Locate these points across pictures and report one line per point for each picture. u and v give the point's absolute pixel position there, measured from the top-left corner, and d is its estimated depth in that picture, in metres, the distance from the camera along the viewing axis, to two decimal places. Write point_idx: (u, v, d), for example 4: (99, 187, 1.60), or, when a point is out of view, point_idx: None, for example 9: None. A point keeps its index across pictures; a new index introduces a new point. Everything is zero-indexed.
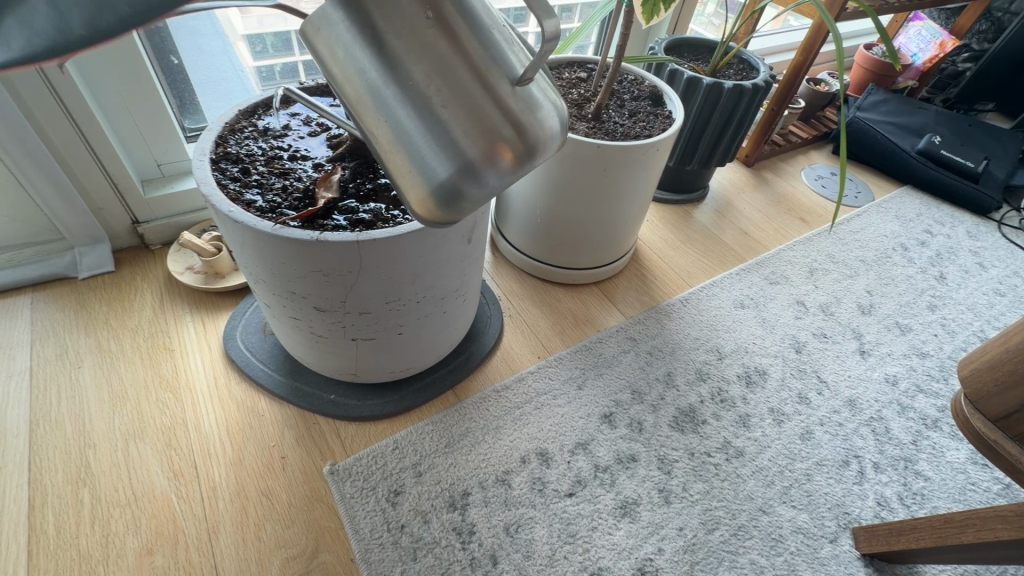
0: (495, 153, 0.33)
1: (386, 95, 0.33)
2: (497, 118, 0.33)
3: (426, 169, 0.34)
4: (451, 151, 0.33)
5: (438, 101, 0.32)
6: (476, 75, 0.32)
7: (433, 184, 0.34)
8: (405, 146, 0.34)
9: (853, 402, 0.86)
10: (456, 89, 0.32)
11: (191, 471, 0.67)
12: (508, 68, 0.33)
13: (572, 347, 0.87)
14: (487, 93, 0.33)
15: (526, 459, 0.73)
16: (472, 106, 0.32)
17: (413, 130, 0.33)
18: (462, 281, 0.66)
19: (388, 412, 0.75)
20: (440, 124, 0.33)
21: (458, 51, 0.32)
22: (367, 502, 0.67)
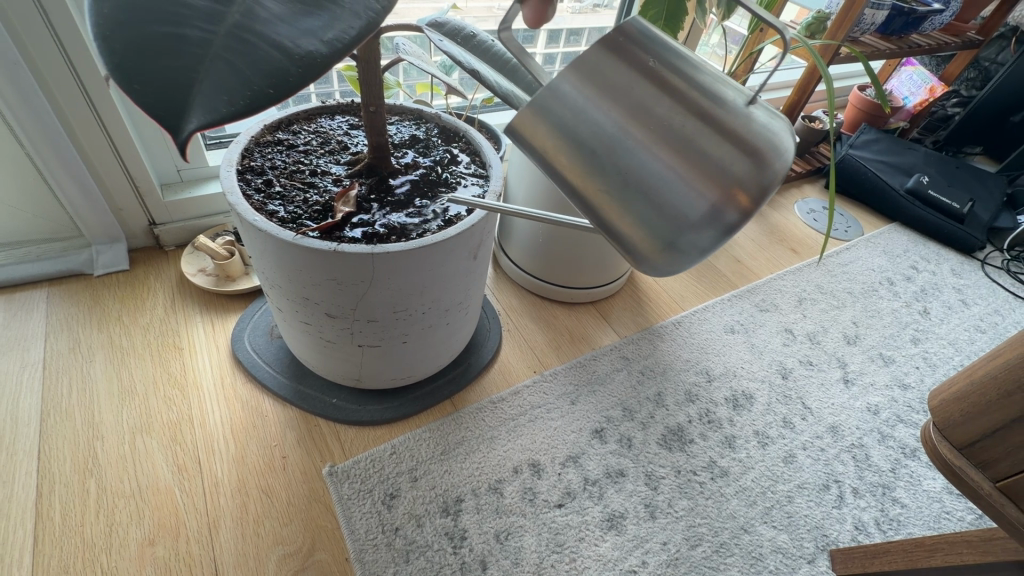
0: (734, 198, 0.32)
1: (614, 152, 0.33)
2: (730, 161, 0.31)
3: (671, 217, 0.33)
4: (690, 198, 0.32)
5: (668, 153, 0.32)
6: (698, 116, 0.32)
7: (677, 230, 0.33)
8: (644, 195, 0.33)
9: (835, 429, 0.89)
10: (687, 132, 0.32)
11: (195, 466, 0.70)
12: (733, 101, 0.32)
13: (567, 363, 0.91)
14: (716, 136, 0.32)
15: (518, 469, 0.75)
16: (701, 154, 0.32)
17: (650, 183, 0.33)
18: (467, 294, 0.70)
19: (386, 418, 0.77)
20: (679, 173, 0.32)
21: (680, 99, 0.32)
22: (363, 503, 0.69)
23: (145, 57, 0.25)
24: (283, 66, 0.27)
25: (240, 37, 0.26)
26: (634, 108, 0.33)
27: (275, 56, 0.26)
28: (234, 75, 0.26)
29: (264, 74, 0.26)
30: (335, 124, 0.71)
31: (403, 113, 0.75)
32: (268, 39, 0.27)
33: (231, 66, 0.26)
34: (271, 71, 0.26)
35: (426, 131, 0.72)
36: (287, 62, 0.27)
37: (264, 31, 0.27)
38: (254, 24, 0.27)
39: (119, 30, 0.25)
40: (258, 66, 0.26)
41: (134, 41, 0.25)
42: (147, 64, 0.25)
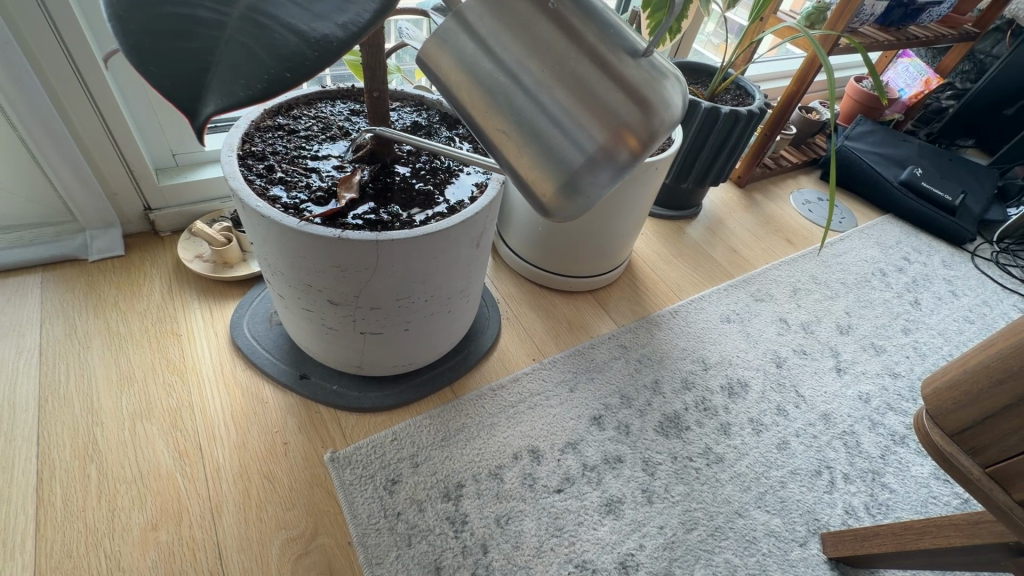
0: (622, 142, 0.30)
1: (507, 89, 0.31)
2: (620, 104, 0.30)
3: (557, 160, 0.31)
4: (578, 140, 0.30)
5: (559, 91, 0.30)
6: (592, 55, 0.30)
7: (563, 176, 0.31)
8: (531, 136, 0.31)
9: (827, 416, 0.91)
10: (580, 71, 0.30)
11: (196, 452, 0.70)
12: (631, 44, 0.30)
13: (566, 351, 0.91)
14: (607, 76, 0.30)
15: (518, 455, 0.76)
16: (592, 95, 0.30)
17: (539, 122, 0.31)
18: (468, 283, 0.70)
19: (388, 404, 0.78)
20: (568, 113, 0.30)
21: (576, 35, 0.30)
22: (365, 489, 0.69)
23: (159, 41, 0.25)
24: (298, 50, 0.26)
25: (253, 20, 0.26)
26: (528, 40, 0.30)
27: (291, 39, 0.26)
28: (249, 59, 0.25)
29: (279, 58, 0.26)
30: (336, 109, 0.70)
31: (404, 99, 0.74)
32: (283, 23, 0.26)
33: (246, 49, 0.25)
34: (286, 55, 0.26)
35: (427, 118, 0.72)
36: (303, 45, 0.26)
37: (278, 13, 0.26)
38: (267, 6, 0.26)
39: (133, 13, 0.25)
40: (273, 49, 0.26)
41: (148, 25, 0.25)
42: (162, 47, 0.25)
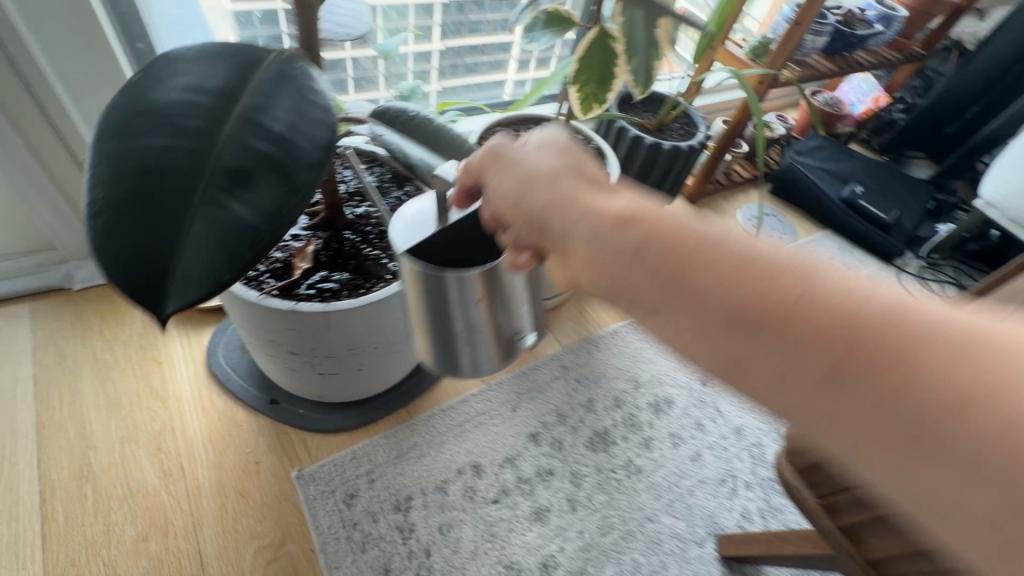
0: (478, 369, 0.50)
1: (435, 323, 0.47)
2: (489, 357, 0.49)
3: (441, 361, 0.50)
4: (457, 363, 0.50)
5: (463, 337, 0.47)
6: (492, 330, 0.47)
7: (439, 366, 0.51)
8: (434, 344, 0.49)
9: (739, 430, 1.04)
10: (482, 335, 0.47)
11: (179, 470, 0.81)
12: (517, 331, 0.48)
13: (512, 373, 1.03)
14: (495, 341, 0.48)
15: (461, 470, 0.88)
16: (478, 347, 0.48)
17: (442, 344, 0.48)
18: (415, 327, 0.79)
19: (349, 426, 0.89)
20: (461, 348, 0.48)
21: (494, 319, 0.46)
22: (326, 502, 0.81)
23: (137, 260, 0.35)
24: (235, 253, 0.36)
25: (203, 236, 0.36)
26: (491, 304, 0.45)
27: (229, 246, 0.36)
28: (199, 266, 0.35)
29: (221, 262, 0.36)
30: None
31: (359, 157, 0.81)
32: (223, 232, 0.36)
33: (198, 259, 0.35)
34: (226, 260, 0.36)
35: (380, 176, 0.79)
36: (239, 249, 0.36)
37: (221, 226, 0.36)
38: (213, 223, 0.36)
39: (119, 239, 0.35)
40: (217, 257, 0.36)
41: (129, 247, 0.35)
42: (138, 264, 0.35)
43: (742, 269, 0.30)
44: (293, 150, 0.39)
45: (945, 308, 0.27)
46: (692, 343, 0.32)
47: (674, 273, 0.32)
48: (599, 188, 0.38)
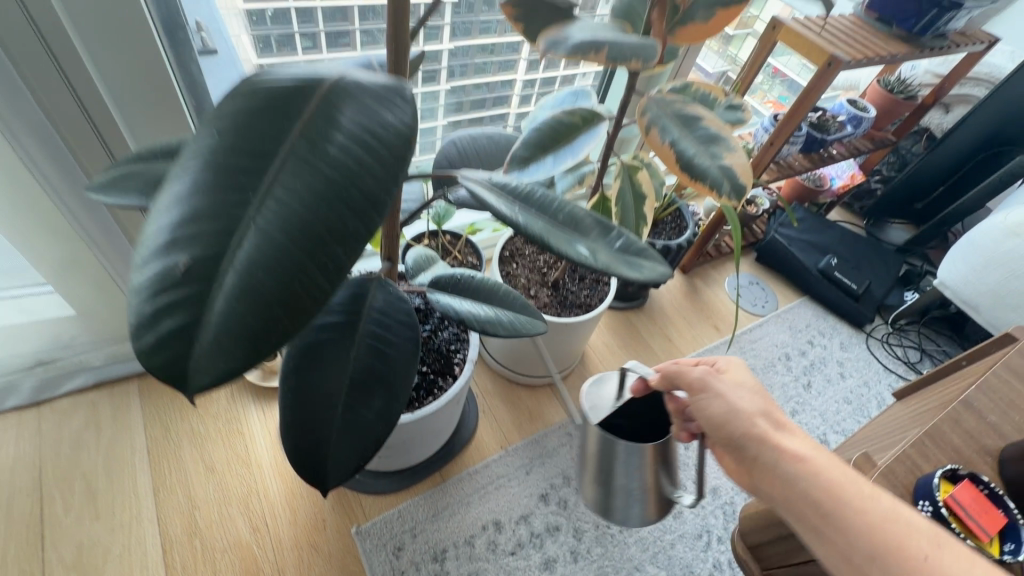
0: (648, 513, 0.75)
1: (612, 473, 0.73)
2: (651, 503, 0.73)
3: (617, 507, 0.75)
4: (631, 506, 0.74)
5: (633, 488, 0.72)
6: (653, 484, 0.71)
7: (616, 511, 0.76)
8: (612, 492, 0.74)
9: (715, 489, 1.24)
10: (647, 487, 0.71)
11: (264, 527, 1.02)
12: (672, 486, 0.72)
13: (526, 439, 1.23)
14: (656, 491, 0.72)
15: (486, 526, 1.09)
16: (641, 496, 0.72)
17: (618, 490, 0.73)
18: (448, 417, 1.02)
19: (394, 488, 1.10)
20: (629, 494, 0.73)
21: (651, 475, 0.70)
22: (379, 554, 1.02)
23: (310, 454, 0.56)
24: (366, 444, 0.58)
25: (346, 436, 0.57)
26: (639, 476, 0.70)
27: (362, 440, 0.58)
28: (346, 456, 0.57)
29: (358, 452, 0.57)
30: None
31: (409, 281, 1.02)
32: (357, 431, 0.58)
33: (344, 450, 0.57)
34: (361, 450, 0.58)
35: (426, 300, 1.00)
36: (368, 442, 0.58)
37: (355, 427, 0.58)
38: (351, 426, 0.58)
39: (296, 439, 0.56)
40: (355, 448, 0.57)
41: (303, 445, 0.56)
42: (310, 456, 0.56)
43: (875, 529, 0.53)
44: (393, 366, 0.62)
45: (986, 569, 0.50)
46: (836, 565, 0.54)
47: (836, 514, 0.54)
48: (781, 429, 0.62)
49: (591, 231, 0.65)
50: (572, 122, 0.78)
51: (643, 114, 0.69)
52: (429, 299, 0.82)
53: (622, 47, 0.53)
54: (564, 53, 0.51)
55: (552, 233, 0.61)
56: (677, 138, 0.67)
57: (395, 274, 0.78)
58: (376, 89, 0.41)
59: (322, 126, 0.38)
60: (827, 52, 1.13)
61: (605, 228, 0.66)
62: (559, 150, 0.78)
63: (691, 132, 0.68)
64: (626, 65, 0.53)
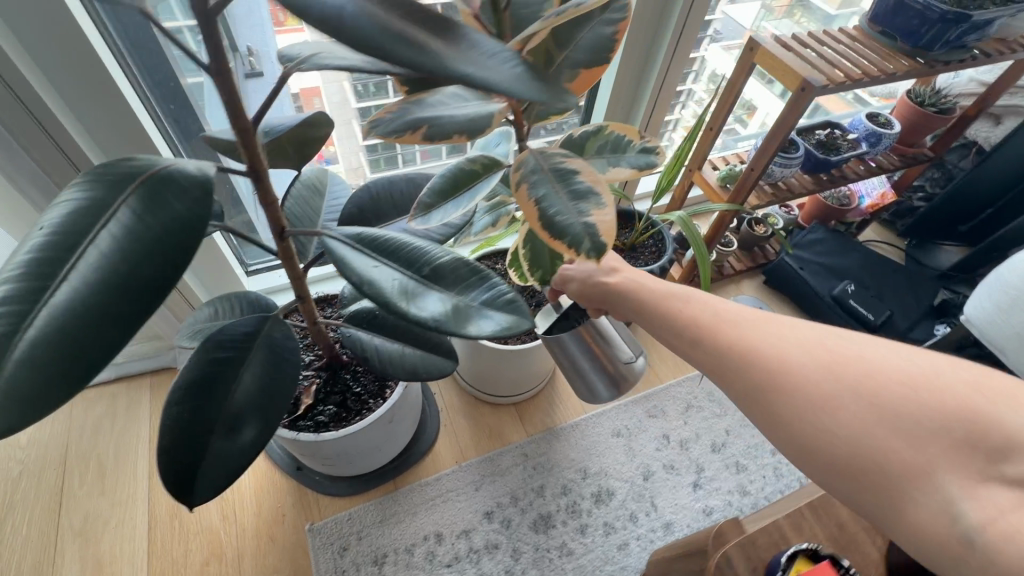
0: (619, 389, 0.91)
1: (574, 368, 0.90)
2: (618, 376, 0.89)
3: (594, 394, 0.92)
4: (603, 388, 0.91)
5: (595, 372, 0.89)
6: (605, 362, 0.88)
7: (596, 397, 0.93)
8: (584, 383, 0.92)
9: (669, 525, 1.22)
10: (602, 367, 0.89)
11: (233, 515, 1.16)
12: (625, 358, 0.88)
13: (481, 457, 1.28)
14: (611, 367, 0.89)
15: (427, 537, 1.16)
16: (604, 376, 0.89)
17: (587, 377, 0.90)
18: (390, 433, 1.09)
19: (348, 493, 1.20)
20: (596, 378, 0.90)
21: (601, 354, 0.88)
22: (326, 552, 1.12)
23: (184, 473, 0.63)
24: (236, 466, 0.66)
25: (217, 459, 0.65)
26: (594, 359, 0.88)
27: (234, 462, 0.66)
28: (216, 475, 0.64)
29: (228, 473, 0.65)
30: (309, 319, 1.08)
31: None
32: (229, 455, 0.65)
33: (215, 471, 0.64)
34: (231, 470, 0.65)
35: None
36: (238, 464, 0.66)
37: (228, 451, 0.66)
38: (224, 451, 0.65)
39: (172, 461, 0.63)
40: (226, 469, 0.65)
41: (177, 466, 0.63)
42: (183, 476, 0.63)
43: (728, 344, 0.61)
44: (274, 398, 0.71)
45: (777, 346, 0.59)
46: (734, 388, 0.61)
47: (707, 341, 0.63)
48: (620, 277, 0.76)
49: (460, 282, 0.69)
50: (474, 170, 0.83)
51: (518, 169, 0.72)
52: (348, 332, 0.90)
53: (446, 124, 0.66)
54: (386, 132, 0.62)
55: (414, 292, 0.66)
56: (547, 194, 0.69)
57: (312, 309, 0.87)
58: (187, 182, 0.50)
59: (131, 221, 0.46)
60: (800, 75, 1.07)
61: (477, 277, 0.70)
62: (459, 196, 0.82)
63: (564, 186, 0.70)
64: (449, 138, 0.65)
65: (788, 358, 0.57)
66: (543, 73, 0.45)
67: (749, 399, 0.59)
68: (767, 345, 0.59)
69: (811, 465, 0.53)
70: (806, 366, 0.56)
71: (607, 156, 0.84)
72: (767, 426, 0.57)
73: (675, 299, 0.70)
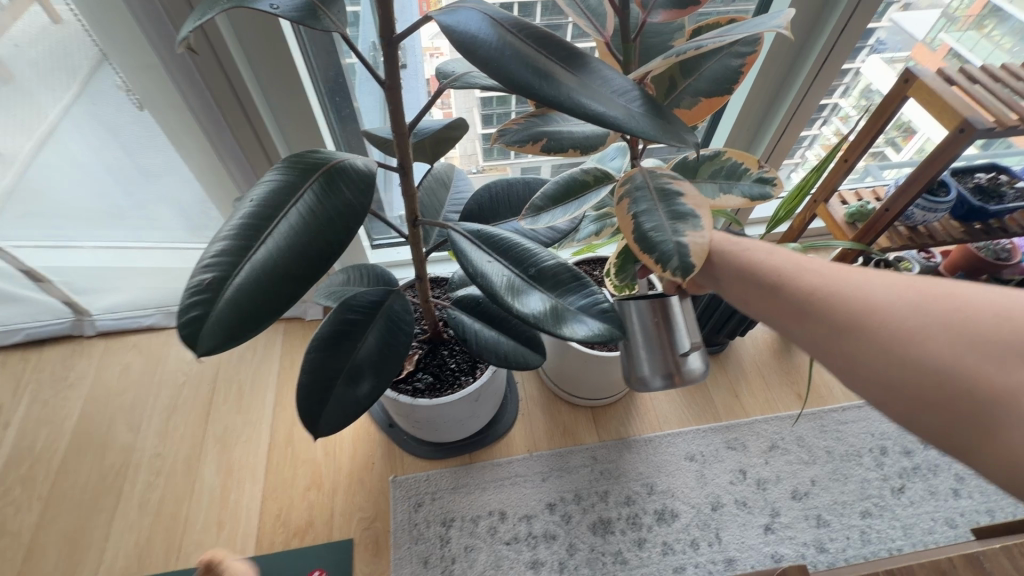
0: (671, 377, 0.91)
1: (633, 341, 0.91)
2: (674, 362, 0.90)
3: (643, 375, 0.92)
4: (656, 369, 0.91)
5: (651, 349, 0.90)
6: (665, 341, 0.90)
7: (642, 377, 0.92)
8: (637, 361, 0.92)
9: (731, 561, 1.19)
10: (660, 346, 0.90)
11: (333, 453, 1.34)
12: (683, 343, 0.90)
13: (552, 451, 1.34)
14: (669, 350, 0.90)
15: (491, 512, 1.25)
16: (661, 356, 0.90)
17: (643, 353, 0.91)
18: (474, 411, 1.19)
19: (429, 456, 1.32)
20: (650, 358, 0.91)
21: (661, 332, 0.90)
22: (404, 503, 1.26)
23: (314, 409, 0.77)
24: (351, 412, 0.78)
25: (338, 402, 0.78)
26: (656, 332, 0.90)
27: (350, 408, 0.78)
28: (336, 415, 0.77)
29: (345, 416, 0.78)
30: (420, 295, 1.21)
31: None
32: (346, 402, 0.78)
33: (335, 412, 0.77)
34: (348, 414, 0.78)
35: None
36: (353, 410, 0.78)
37: (347, 398, 0.78)
38: (344, 397, 0.78)
39: (306, 396, 0.77)
40: (344, 412, 0.78)
41: (309, 402, 0.76)
42: (312, 410, 0.77)
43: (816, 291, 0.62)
44: (388, 360, 0.82)
45: (876, 287, 0.60)
46: (823, 339, 0.61)
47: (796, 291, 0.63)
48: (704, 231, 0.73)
49: (562, 285, 0.75)
50: (586, 181, 0.89)
51: (624, 184, 0.76)
52: (454, 312, 1.01)
53: (563, 140, 0.76)
54: (510, 141, 0.75)
55: (521, 290, 0.74)
56: (647, 210, 0.72)
57: (427, 287, 0.98)
58: (353, 177, 0.63)
59: (313, 203, 0.60)
60: (961, 115, 0.98)
61: (577, 283, 0.76)
62: (568, 202, 0.88)
63: (667, 207, 0.72)
64: (565, 152, 0.76)
65: (882, 302, 0.59)
66: (660, 110, 0.53)
67: (834, 342, 0.60)
68: (871, 291, 0.59)
69: (892, 406, 0.57)
70: (895, 305, 0.58)
71: (719, 181, 0.85)
72: (864, 371, 0.58)
73: (756, 253, 0.69)
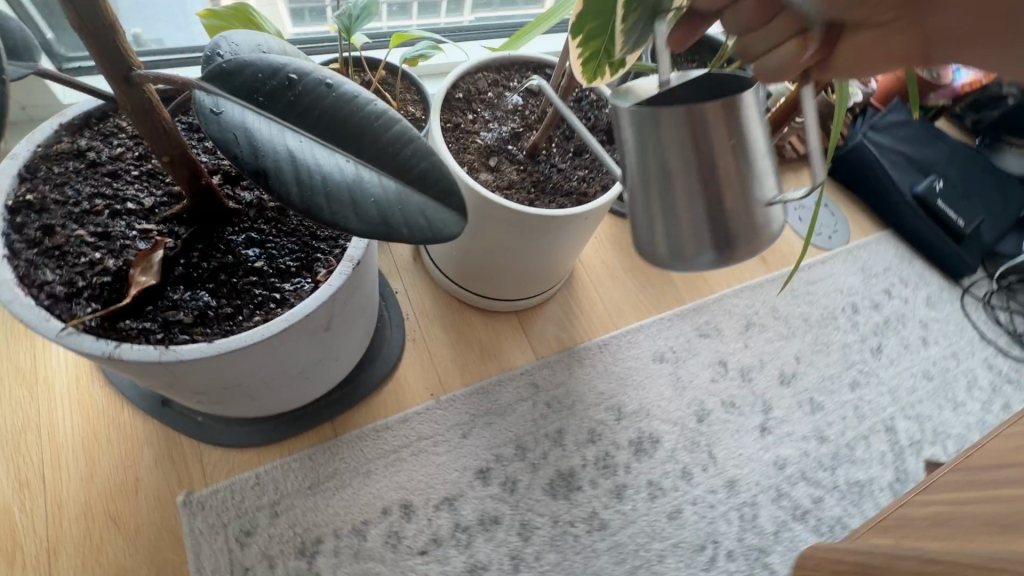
0: (726, 249, 0.44)
1: (660, 185, 0.43)
2: (739, 222, 0.43)
3: (671, 247, 0.45)
4: (702, 238, 0.44)
5: (695, 199, 0.42)
6: (726, 181, 0.42)
7: (668, 251, 0.45)
8: (664, 220, 0.44)
9: (732, 483, 0.87)
10: (716, 189, 0.42)
11: (38, 483, 0.67)
12: (764, 187, 0.43)
13: (469, 388, 0.84)
14: (733, 198, 0.42)
15: (387, 510, 0.73)
16: (714, 213, 0.43)
17: (678, 210, 0.43)
18: (327, 350, 0.62)
19: (253, 442, 0.73)
20: (693, 215, 0.43)
21: (724, 160, 0.41)
22: (216, 539, 0.67)
23: None
24: None
25: None
26: (714, 157, 0.41)
27: None
28: None
29: None
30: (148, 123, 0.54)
31: None
32: None
33: None
34: None
35: None
36: None
37: None
38: None
39: None
40: None
41: None
42: None
43: None
44: None
45: None
46: None
47: None
48: None
49: None
50: None
51: None
52: (223, 118, 0.39)
53: None
54: None
55: None
56: None
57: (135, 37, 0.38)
58: None
59: None
60: None
61: None
62: None
63: None
64: None
65: None
66: None
67: None
68: None
69: None
70: None
71: None
72: None
73: None
